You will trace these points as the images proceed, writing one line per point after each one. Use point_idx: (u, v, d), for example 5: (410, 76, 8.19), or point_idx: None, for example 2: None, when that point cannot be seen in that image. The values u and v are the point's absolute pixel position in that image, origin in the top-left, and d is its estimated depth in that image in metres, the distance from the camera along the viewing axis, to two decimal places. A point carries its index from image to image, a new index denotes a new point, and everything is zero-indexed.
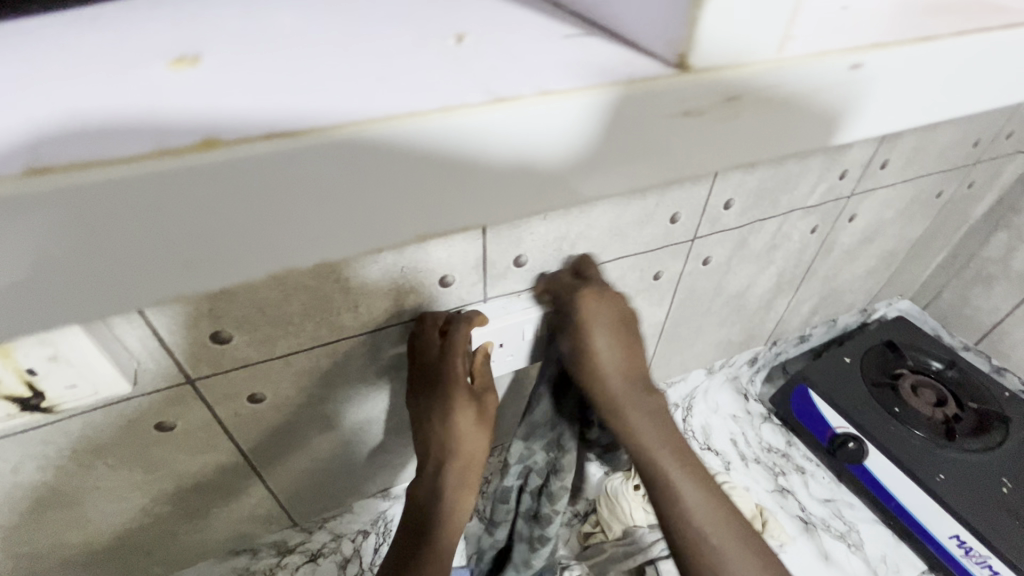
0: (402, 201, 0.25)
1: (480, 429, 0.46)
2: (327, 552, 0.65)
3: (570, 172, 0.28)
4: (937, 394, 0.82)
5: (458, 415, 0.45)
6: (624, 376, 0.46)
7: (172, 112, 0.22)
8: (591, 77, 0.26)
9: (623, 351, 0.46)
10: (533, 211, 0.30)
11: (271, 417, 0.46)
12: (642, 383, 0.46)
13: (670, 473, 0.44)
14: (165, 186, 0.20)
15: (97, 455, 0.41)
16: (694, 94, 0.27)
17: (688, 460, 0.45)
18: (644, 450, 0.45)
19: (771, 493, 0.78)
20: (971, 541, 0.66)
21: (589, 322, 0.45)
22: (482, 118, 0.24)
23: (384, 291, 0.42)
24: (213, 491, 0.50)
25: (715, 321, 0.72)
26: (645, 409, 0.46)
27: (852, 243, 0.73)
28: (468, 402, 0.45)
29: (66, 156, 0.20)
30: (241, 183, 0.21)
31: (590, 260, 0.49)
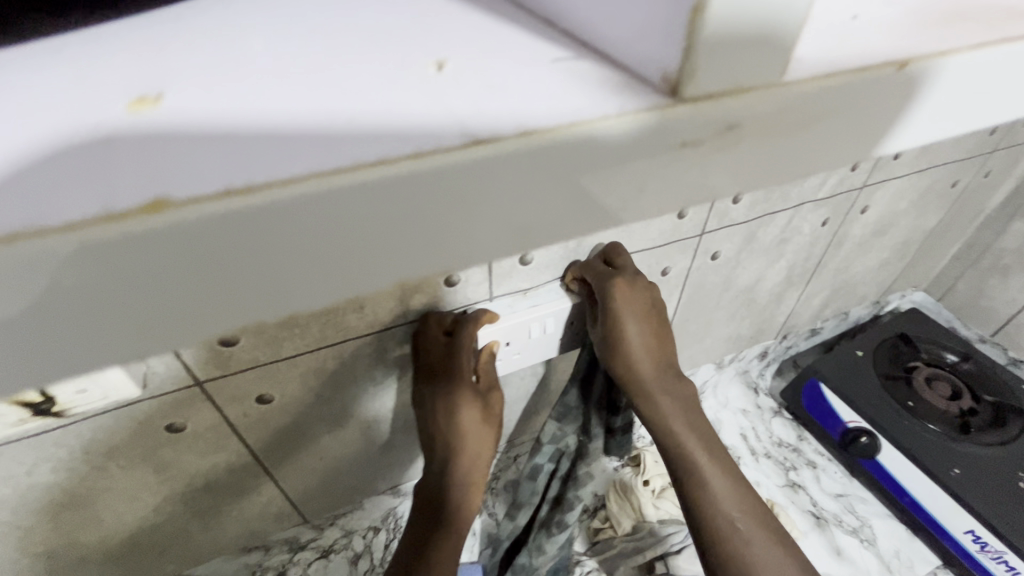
0: (431, 242, 0.19)
1: (486, 424, 0.46)
2: (338, 548, 0.66)
3: (615, 199, 0.21)
4: (951, 387, 0.81)
5: (463, 412, 0.45)
6: (657, 367, 0.43)
7: (180, 136, 0.18)
8: (621, 98, 0.20)
9: (654, 339, 0.44)
10: (570, 238, 0.22)
11: (280, 417, 0.47)
12: (672, 373, 0.44)
13: (699, 464, 0.41)
14: (193, 242, 0.16)
15: (109, 457, 0.41)
16: (696, 128, 0.20)
17: (718, 454, 0.42)
18: (673, 439, 0.42)
19: (781, 488, 0.78)
20: (987, 536, 0.65)
21: (622, 308, 0.44)
22: (523, 150, 0.18)
23: (390, 292, 0.42)
24: (224, 490, 0.51)
25: (724, 316, 0.71)
26: (676, 398, 0.43)
27: (865, 235, 0.72)
28: (474, 398, 0.45)
29: (58, 206, 0.16)
30: (239, 241, 0.16)
31: (621, 250, 0.48)
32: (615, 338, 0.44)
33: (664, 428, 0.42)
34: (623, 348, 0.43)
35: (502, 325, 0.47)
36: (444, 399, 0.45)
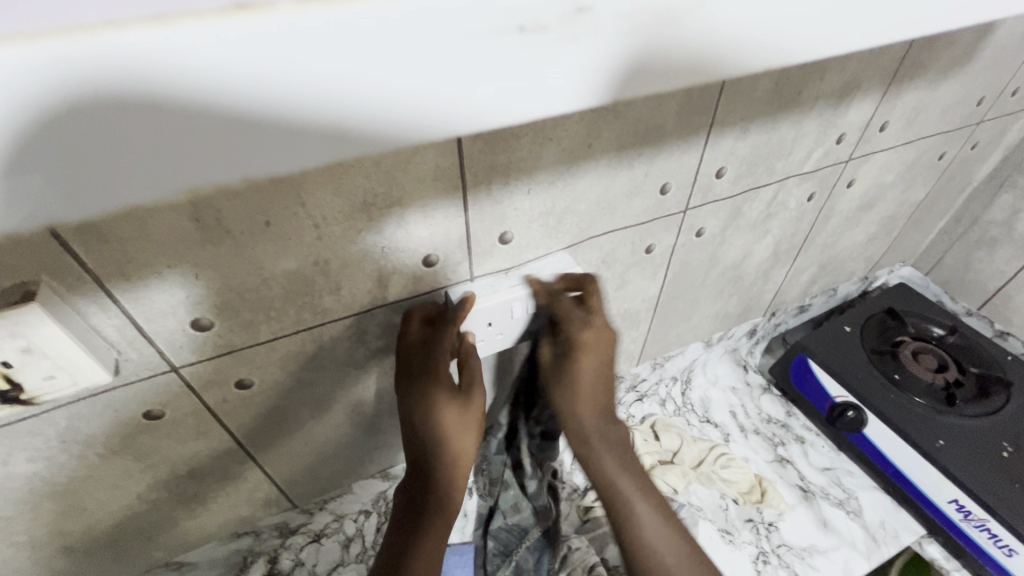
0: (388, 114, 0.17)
1: (466, 426, 0.45)
2: (330, 532, 0.67)
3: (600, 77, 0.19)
4: (938, 360, 0.81)
5: (444, 416, 0.44)
6: (598, 412, 0.49)
7: None
8: None
9: (604, 381, 0.48)
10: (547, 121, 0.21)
11: (261, 402, 0.46)
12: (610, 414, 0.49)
13: (625, 494, 0.47)
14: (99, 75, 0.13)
15: (88, 445, 0.41)
16: None
17: (644, 485, 0.48)
18: (605, 475, 0.48)
19: (770, 463, 0.78)
20: (970, 505, 0.66)
21: (575, 351, 0.47)
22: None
23: (367, 273, 0.41)
24: (209, 476, 0.51)
25: (711, 293, 0.71)
26: (610, 437, 0.49)
27: (851, 209, 0.71)
28: (452, 400, 0.44)
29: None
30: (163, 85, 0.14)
31: (591, 281, 0.48)
32: (564, 377, 0.49)
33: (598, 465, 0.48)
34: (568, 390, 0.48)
35: (484, 304, 0.47)
36: (421, 404, 0.44)
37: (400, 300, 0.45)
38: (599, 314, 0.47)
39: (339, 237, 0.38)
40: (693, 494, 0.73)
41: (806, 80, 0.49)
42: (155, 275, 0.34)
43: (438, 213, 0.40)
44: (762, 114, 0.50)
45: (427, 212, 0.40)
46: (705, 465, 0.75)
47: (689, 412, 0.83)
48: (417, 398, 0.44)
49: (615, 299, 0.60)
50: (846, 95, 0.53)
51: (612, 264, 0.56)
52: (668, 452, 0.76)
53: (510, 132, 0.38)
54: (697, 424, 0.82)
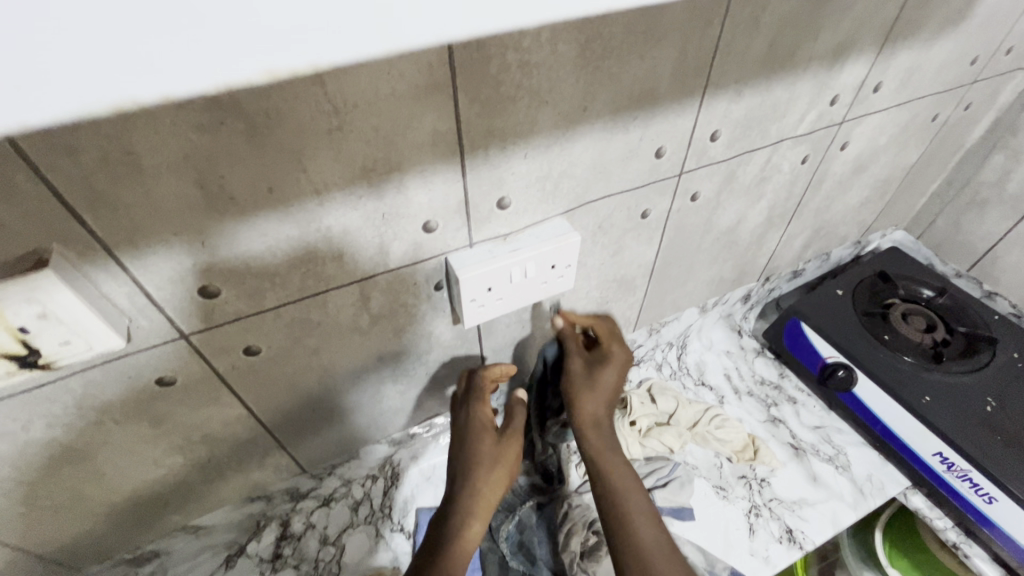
0: None
1: (495, 465, 0.54)
2: (338, 497, 0.70)
3: None
4: (927, 320, 0.83)
5: (479, 449, 0.55)
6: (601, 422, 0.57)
7: None
8: None
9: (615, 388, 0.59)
10: None
11: (269, 369, 0.48)
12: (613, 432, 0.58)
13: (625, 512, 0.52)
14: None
15: (104, 411, 0.42)
16: None
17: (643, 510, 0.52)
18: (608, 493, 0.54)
19: (763, 423, 0.81)
20: (954, 457, 0.68)
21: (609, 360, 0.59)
22: None
23: (368, 239, 0.42)
24: (222, 442, 0.52)
25: (706, 259, 0.72)
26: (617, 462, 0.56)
27: (845, 173, 0.72)
28: (496, 443, 0.56)
29: None
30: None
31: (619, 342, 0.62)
32: (592, 380, 0.58)
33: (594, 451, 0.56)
34: (591, 391, 0.57)
35: (484, 270, 0.48)
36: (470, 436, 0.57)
37: (402, 267, 0.46)
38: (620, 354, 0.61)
39: (340, 203, 0.38)
40: (688, 453, 0.76)
41: (800, 40, 0.49)
42: (162, 243, 0.34)
43: (437, 178, 0.41)
44: (756, 76, 0.50)
45: (426, 177, 0.40)
46: (700, 425, 0.78)
47: (684, 376, 0.85)
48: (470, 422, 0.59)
49: (612, 264, 0.61)
50: (840, 55, 0.53)
51: (608, 229, 0.56)
52: (664, 414, 0.79)
53: (505, 95, 0.38)
54: (692, 387, 0.84)
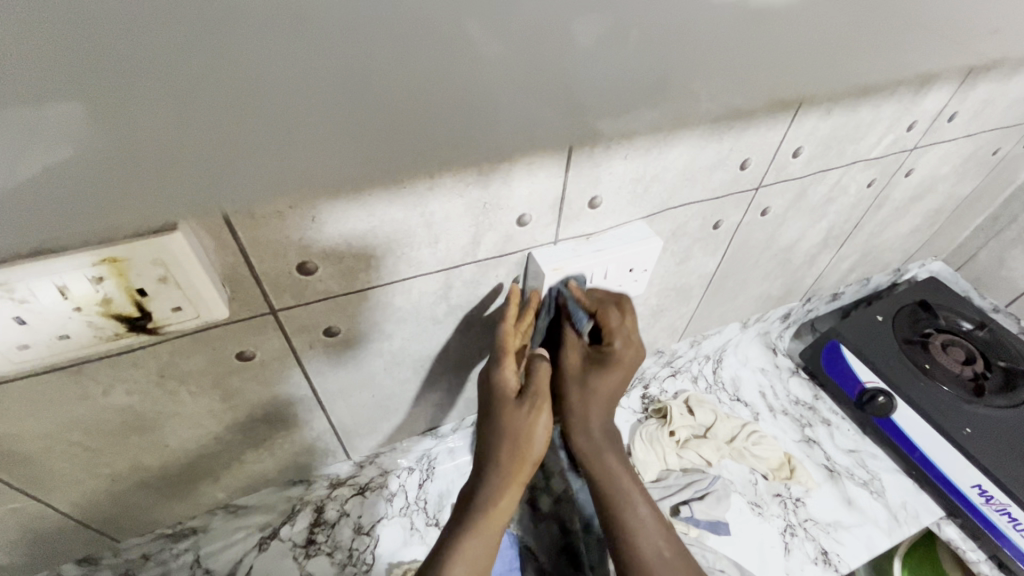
0: None
1: (528, 429, 0.45)
2: (374, 486, 0.69)
3: None
4: (965, 352, 0.84)
5: (508, 422, 0.45)
6: (610, 434, 0.50)
7: None
8: None
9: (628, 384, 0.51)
10: None
11: (342, 351, 0.47)
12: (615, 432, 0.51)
13: (628, 495, 0.49)
14: None
15: (181, 382, 0.41)
16: None
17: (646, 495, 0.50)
18: (610, 479, 0.50)
19: (798, 443, 0.81)
20: (993, 490, 0.68)
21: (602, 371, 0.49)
22: None
23: (464, 228, 0.42)
24: (281, 422, 0.52)
25: (760, 274, 0.72)
26: (617, 453, 0.51)
27: (903, 199, 0.72)
28: (520, 407, 0.45)
29: None
30: None
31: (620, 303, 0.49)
32: (587, 385, 0.49)
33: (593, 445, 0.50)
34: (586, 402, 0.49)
35: (566, 266, 0.47)
36: (489, 405, 0.46)
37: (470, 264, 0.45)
38: (628, 342, 0.49)
39: (448, 188, 0.38)
40: (724, 468, 0.76)
41: None
42: (277, 213, 0.34)
43: (542, 171, 0.40)
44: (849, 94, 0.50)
45: (531, 170, 0.40)
46: (737, 440, 0.77)
47: (720, 390, 0.85)
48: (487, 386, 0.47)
49: (675, 272, 0.61)
50: (926, 83, 0.54)
51: (680, 237, 0.56)
52: (701, 426, 0.79)
53: None
54: (729, 402, 0.84)
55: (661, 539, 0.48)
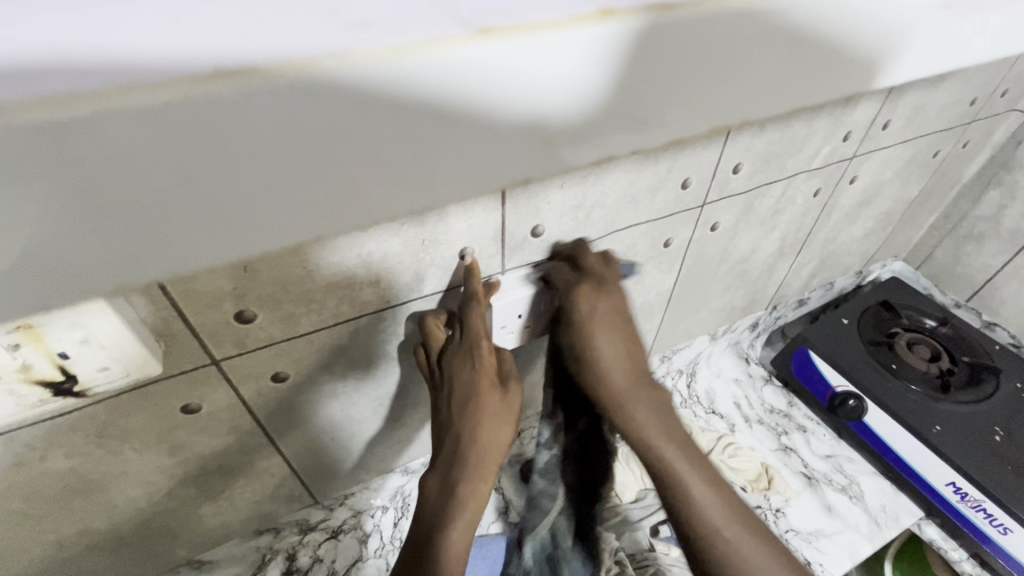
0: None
1: (502, 416, 0.45)
2: (348, 528, 0.66)
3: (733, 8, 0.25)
4: (930, 349, 0.85)
5: (482, 414, 0.44)
6: (626, 364, 0.48)
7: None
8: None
9: (620, 322, 0.48)
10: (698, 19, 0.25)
11: (293, 395, 0.47)
12: (646, 379, 0.48)
13: (679, 469, 0.46)
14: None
15: (125, 440, 0.41)
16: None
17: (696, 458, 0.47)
18: (650, 445, 0.47)
19: (775, 452, 0.81)
20: (967, 487, 0.69)
21: (590, 323, 0.48)
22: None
23: (406, 266, 0.42)
24: (238, 472, 0.51)
25: (720, 287, 0.73)
26: (651, 405, 0.48)
27: (851, 206, 0.74)
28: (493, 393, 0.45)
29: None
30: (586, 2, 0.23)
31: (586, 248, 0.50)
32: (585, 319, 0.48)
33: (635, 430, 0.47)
34: (598, 328, 0.48)
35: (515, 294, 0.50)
36: (460, 394, 0.44)
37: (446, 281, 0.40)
38: (606, 282, 0.49)
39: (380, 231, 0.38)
40: None
41: None
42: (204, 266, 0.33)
43: (477, 207, 0.41)
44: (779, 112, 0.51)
45: (464, 209, 0.40)
46: (714, 454, 0.78)
47: (695, 404, 0.84)
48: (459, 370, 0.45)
49: (631, 292, 0.62)
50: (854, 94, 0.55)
51: (631, 258, 0.57)
52: None
53: None
54: (703, 415, 0.84)
55: (721, 507, 0.46)
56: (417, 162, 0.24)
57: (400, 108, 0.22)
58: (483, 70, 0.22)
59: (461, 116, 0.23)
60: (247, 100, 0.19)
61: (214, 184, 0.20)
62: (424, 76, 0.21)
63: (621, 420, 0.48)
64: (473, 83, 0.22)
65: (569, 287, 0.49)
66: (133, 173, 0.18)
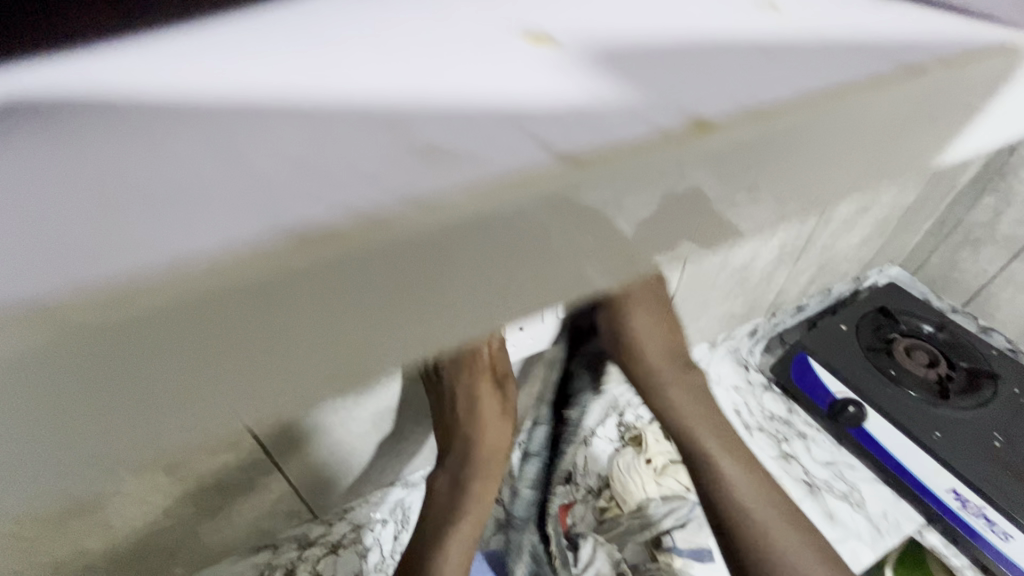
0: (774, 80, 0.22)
1: (501, 422, 0.54)
2: (347, 543, 0.64)
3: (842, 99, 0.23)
4: (928, 355, 0.85)
5: (483, 425, 0.52)
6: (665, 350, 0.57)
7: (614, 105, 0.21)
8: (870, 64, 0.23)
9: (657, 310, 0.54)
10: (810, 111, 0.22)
11: (294, 412, 0.46)
12: (682, 362, 0.58)
13: (707, 448, 0.56)
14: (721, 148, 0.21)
15: (121, 462, 0.40)
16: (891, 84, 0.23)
17: (723, 435, 0.57)
18: (681, 418, 0.56)
19: (775, 459, 0.80)
20: (967, 494, 0.70)
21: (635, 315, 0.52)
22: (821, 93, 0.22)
23: None
24: (237, 489, 0.50)
25: (720, 295, 0.73)
26: (691, 388, 0.57)
27: (850, 213, 0.75)
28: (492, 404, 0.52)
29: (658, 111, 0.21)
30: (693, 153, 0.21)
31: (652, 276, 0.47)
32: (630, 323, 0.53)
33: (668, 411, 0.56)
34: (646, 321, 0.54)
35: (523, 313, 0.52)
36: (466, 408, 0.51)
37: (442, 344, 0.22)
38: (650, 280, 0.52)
39: None
40: None
41: None
42: None
43: None
44: None
45: None
46: None
47: None
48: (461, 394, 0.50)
49: None
50: None
51: None
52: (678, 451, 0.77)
53: None
54: None
55: (748, 486, 0.55)
56: (488, 295, 0.21)
57: (484, 253, 0.19)
58: (579, 205, 0.20)
59: (544, 256, 0.21)
60: (334, 267, 0.17)
61: (268, 332, 0.18)
62: (516, 217, 0.19)
63: (661, 394, 0.57)
64: (566, 234, 0.20)
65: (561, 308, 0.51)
66: (200, 355, 0.18)
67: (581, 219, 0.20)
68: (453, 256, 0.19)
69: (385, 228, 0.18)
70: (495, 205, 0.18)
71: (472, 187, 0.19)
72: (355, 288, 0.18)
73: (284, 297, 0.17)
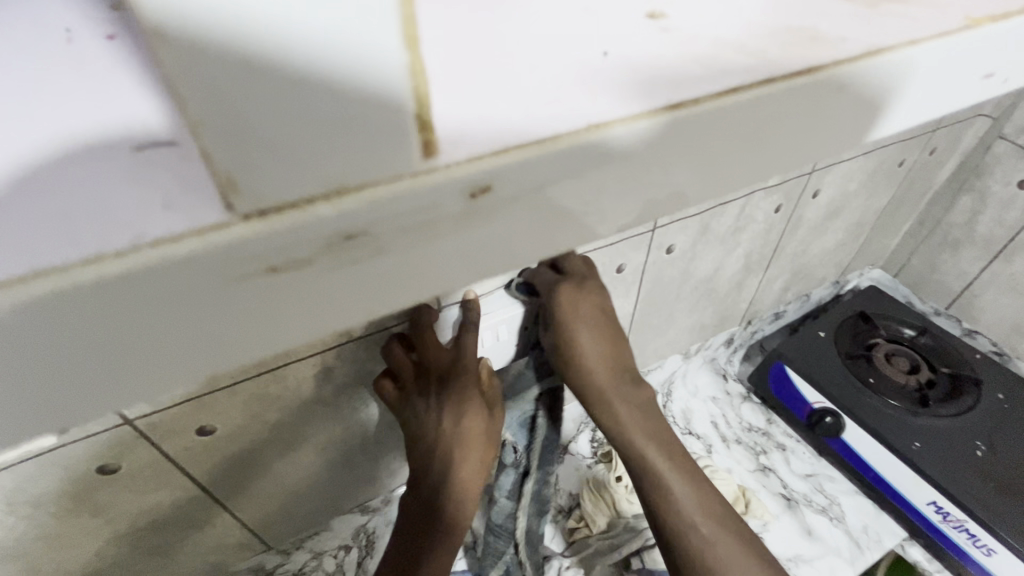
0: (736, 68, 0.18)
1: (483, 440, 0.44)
2: (308, 571, 0.63)
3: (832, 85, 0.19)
4: (910, 360, 0.83)
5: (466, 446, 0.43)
6: (610, 354, 0.45)
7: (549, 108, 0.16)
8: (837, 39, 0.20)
9: (601, 312, 0.46)
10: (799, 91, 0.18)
11: (225, 447, 0.45)
12: (629, 375, 0.46)
13: (660, 469, 0.45)
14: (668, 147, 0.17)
15: (38, 505, 0.39)
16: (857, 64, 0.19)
17: (678, 460, 0.46)
18: (633, 444, 0.45)
19: (753, 473, 0.78)
20: (948, 506, 0.67)
21: (569, 315, 0.44)
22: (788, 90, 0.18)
23: None
24: (175, 526, 0.49)
25: (686, 306, 0.71)
26: (632, 401, 0.45)
27: (818, 218, 0.73)
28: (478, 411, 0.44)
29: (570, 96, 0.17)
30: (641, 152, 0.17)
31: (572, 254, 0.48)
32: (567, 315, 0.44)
33: (619, 429, 0.45)
34: (585, 322, 0.44)
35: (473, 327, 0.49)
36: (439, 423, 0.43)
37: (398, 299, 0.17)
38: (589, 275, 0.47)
39: None
40: None
41: None
42: None
43: None
44: None
45: None
46: None
47: (670, 425, 0.81)
48: (449, 394, 0.43)
49: None
50: None
51: None
52: None
53: None
54: (678, 436, 0.80)
55: (700, 501, 0.45)
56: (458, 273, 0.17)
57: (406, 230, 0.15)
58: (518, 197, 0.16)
59: (504, 255, 0.17)
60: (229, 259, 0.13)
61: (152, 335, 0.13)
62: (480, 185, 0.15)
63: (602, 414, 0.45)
64: (469, 233, 0.16)
65: (552, 286, 0.46)
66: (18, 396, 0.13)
67: (548, 220, 0.17)
68: (340, 267, 0.14)
69: (187, 242, 0.13)
70: (350, 213, 0.14)
71: (374, 170, 0.14)
72: (236, 288, 0.14)
73: (105, 321, 0.13)
